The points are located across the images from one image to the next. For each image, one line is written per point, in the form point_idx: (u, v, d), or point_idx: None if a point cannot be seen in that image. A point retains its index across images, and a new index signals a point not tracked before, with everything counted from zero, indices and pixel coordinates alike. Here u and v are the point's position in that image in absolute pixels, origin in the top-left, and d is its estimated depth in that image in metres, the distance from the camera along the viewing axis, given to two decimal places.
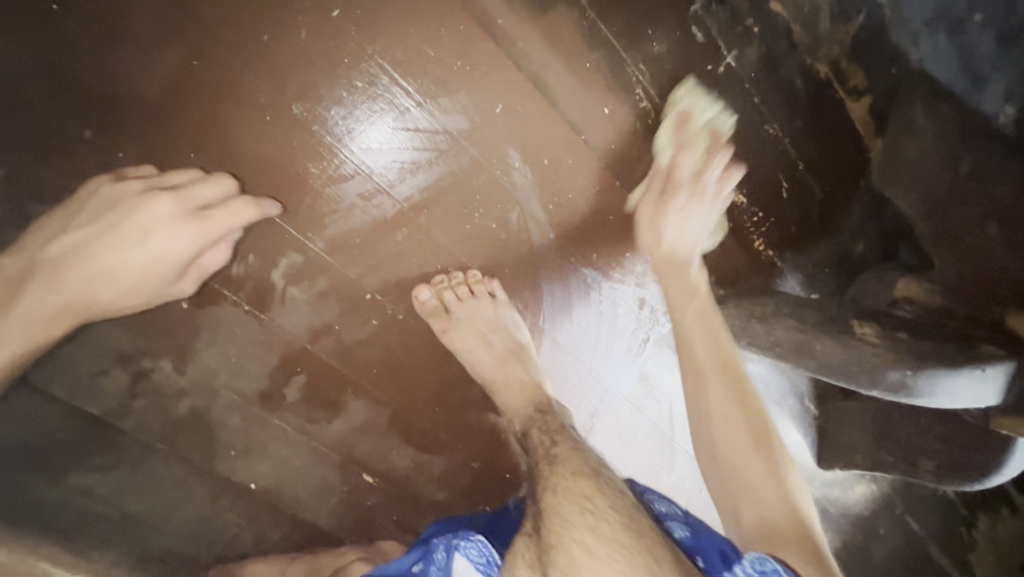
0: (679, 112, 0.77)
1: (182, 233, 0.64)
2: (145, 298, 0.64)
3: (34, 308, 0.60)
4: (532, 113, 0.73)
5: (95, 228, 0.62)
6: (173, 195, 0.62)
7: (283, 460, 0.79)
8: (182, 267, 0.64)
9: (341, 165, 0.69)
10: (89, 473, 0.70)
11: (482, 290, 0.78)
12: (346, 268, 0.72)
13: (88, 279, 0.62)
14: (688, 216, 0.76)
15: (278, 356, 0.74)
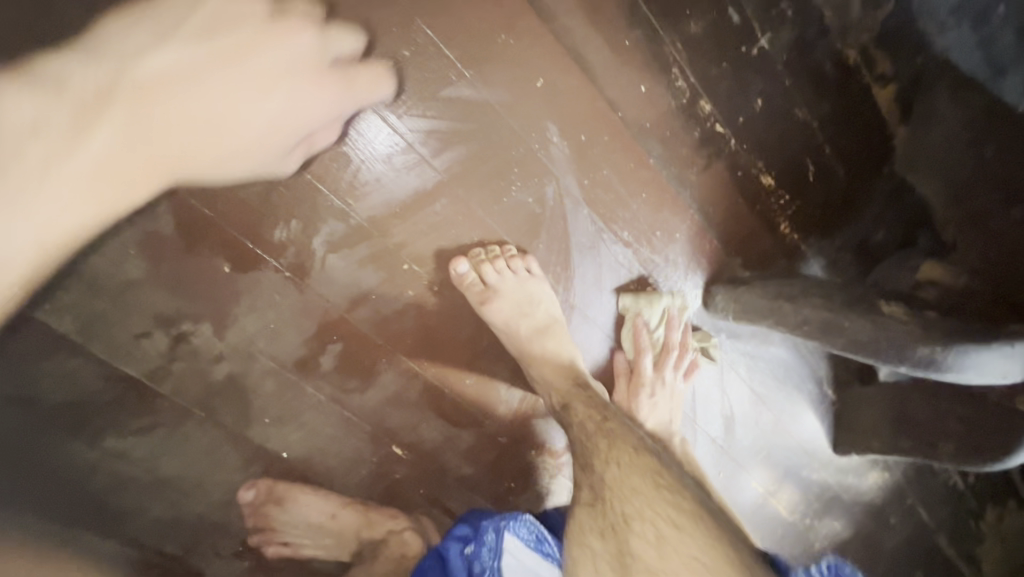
0: (631, 317, 0.87)
1: (311, 95, 0.65)
2: (252, 163, 0.65)
3: (148, 141, 0.59)
4: (571, 88, 0.75)
5: (219, 61, 0.61)
6: (315, 46, 0.64)
7: (315, 429, 0.79)
8: (293, 143, 0.66)
9: (381, 140, 0.70)
10: (124, 436, 0.71)
11: (518, 260, 0.78)
12: (387, 236, 0.74)
13: (205, 119, 0.61)
14: (653, 398, 0.89)
15: (315, 324, 0.74)
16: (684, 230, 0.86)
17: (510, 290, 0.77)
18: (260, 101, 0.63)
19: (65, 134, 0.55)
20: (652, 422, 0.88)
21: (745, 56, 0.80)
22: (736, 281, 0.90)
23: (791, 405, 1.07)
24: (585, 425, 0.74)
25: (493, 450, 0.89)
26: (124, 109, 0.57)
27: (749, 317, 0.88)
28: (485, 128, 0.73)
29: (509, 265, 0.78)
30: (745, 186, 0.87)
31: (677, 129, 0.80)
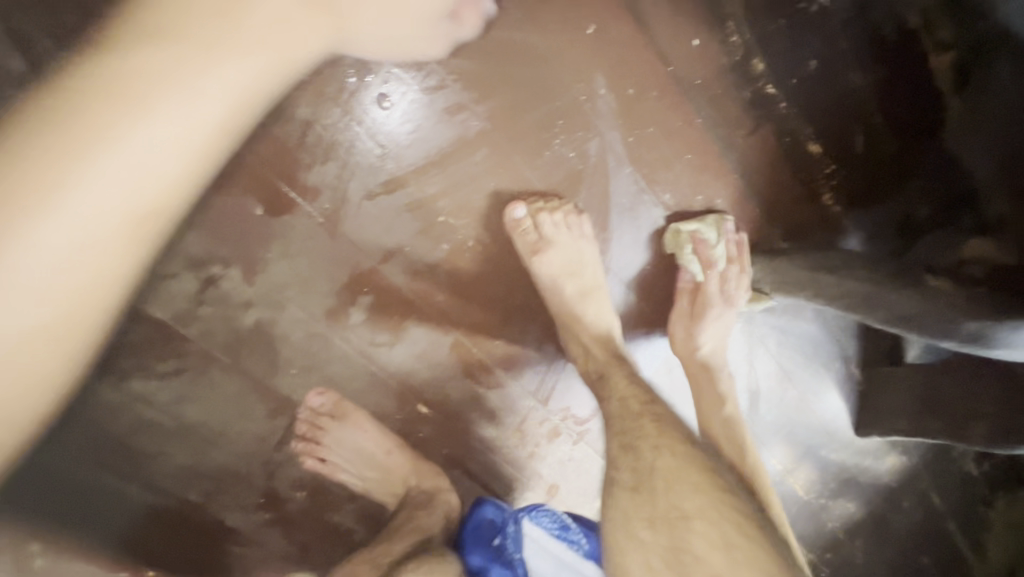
0: (689, 236, 0.80)
1: None
2: (403, 46, 0.66)
3: (286, 43, 0.63)
4: (622, 38, 0.72)
5: None
6: None
7: (342, 382, 0.78)
8: (441, 24, 0.66)
9: (377, 126, 0.68)
10: (151, 379, 0.70)
11: (563, 215, 0.75)
12: (425, 184, 0.71)
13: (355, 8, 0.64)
14: (716, 323, 0.81)
15: (347, 274, 0.72)
16: (726, 196, 0.83)
17: (555, 244, 0.75)
18: None
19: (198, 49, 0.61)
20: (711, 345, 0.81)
21: (803, 13, 0.77)
22: (774, 252, 0.88)
23: (816, 382, 1.06)
24: (622, 397, 0.70)
25: (517, 412, 0.88)
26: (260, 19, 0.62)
27: (786, 287, 0.86)
28: (532, 75, 0.70)
29: (556, 215, 0.75)
30: (790, 152, 0.84)
31: (726, 87, 0.78)
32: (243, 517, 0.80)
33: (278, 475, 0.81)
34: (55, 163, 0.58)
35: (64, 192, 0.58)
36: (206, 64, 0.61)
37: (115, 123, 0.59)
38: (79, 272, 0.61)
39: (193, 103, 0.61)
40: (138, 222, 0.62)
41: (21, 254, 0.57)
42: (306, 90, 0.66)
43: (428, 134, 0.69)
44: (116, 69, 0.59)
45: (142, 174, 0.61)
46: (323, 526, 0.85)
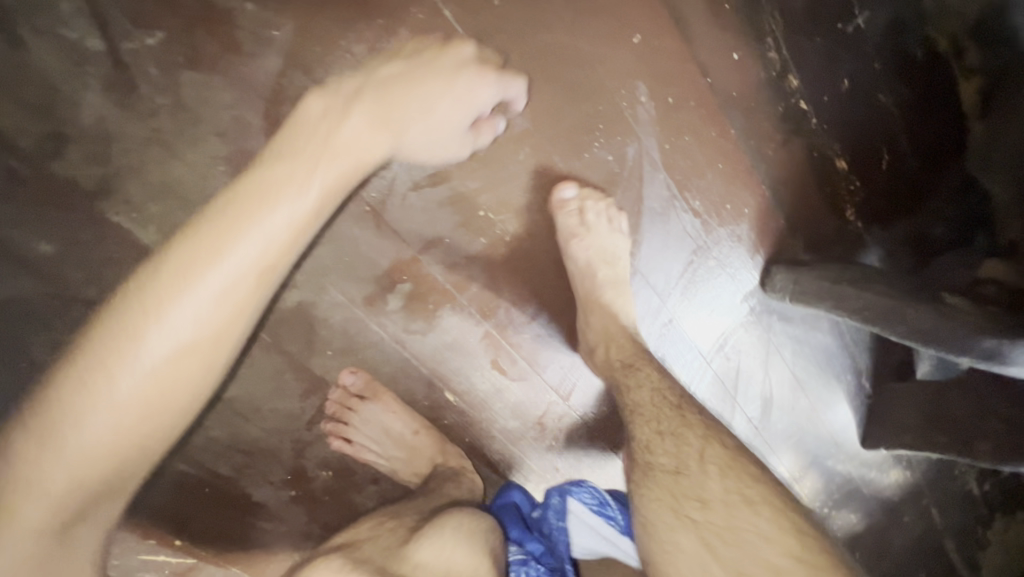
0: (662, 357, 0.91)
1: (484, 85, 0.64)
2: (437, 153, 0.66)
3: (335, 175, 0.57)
4: (666, 49, 0.74)
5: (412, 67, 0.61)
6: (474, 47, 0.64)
7: (375, 366, 0.81)
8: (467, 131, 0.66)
9: None
10: None
11: (604, 212, 0.77)
12: (468, 179, 0.74)
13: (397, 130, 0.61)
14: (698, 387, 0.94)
15: (388, 262, 0.75)
16: (754, 207, 0.87)
17: (595, 236, 0.76)
18: (435, 102, 0.62)
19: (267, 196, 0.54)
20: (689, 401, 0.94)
21: (840, 33, 0.80)
22: (796, 263, 0.90)
23: (828, 392, 1.08)
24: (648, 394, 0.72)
25: (538, 406, 0.91)
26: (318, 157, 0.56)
27: (807, 300, 0.87)
28: (577, 79, 0.72)
29: (605, 209, 0.77)
30: (817, 166, 0.87)
31: (761, 101, 0.80)
32: (269, 492, 0.83)
33: (306, 454, 0.84)
34: (182, 291, 0.52)
35: (179, 325, 0.51)
36: (299, 187, 0.55)
37: (234, 242, 0.53)
38: (157, 398, 0.52)
39: (274, 213, 0.54)
40: (210, 346, 0.54)
41: (141, 378, 0.51)
42: None
43: None
44: (259, 193, 0.54)
45: (225, 291, 0.53)
46: (344, 507, 0.88)
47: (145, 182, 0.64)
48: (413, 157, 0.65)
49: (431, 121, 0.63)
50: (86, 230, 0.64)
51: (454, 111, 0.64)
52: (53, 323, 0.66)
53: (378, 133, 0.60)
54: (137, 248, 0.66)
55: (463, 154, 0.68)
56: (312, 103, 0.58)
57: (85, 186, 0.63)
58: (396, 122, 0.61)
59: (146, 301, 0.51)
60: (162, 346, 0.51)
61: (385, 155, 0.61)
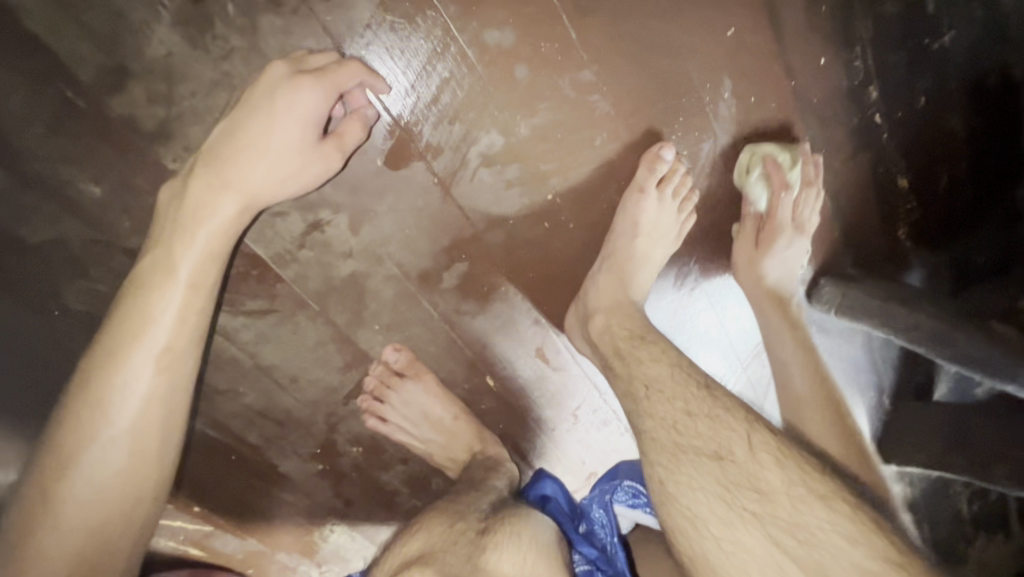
0: (761, 161, 0.76)
1: (306, 97, 0.59)
2: (300, 174, 0.62)
3: (212, 237, 0.62)
4: (757, 45, 0.72)
5: (236, 116, 0.59)
6: (286, 62, 0.58)
7: (420, 343, 0.78)
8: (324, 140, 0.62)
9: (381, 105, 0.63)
10: (237, 316, 0.69)
11: (672, 209, 0.77)
12: (542, 160, 0.71)
13: (244, 173, 0.62)
14: (784, 256, 0.81)
15: (449, 238, 0.72)
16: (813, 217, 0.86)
17: (652, 230, 0.76)
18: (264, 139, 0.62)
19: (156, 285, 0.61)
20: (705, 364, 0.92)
21: (924, 48, 0.78)
22: (845, 277, 0.90)
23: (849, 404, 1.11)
24: None
25: (575, 397, 0.89)
26: (186, 233, 0.61)
27: (854, 314, 0.87)
28: (666, 67, 0.70)
29: (674, 194, 0.76)
30: (878, 183, 0.87)
31: (837, 112, 0.79)
32: (296, 464, 0.80)
33: (338, 430, 0.81)
34: (88, 421, 0.58)
35: (96, 445, 0.58)
36: (176, 284, 0.61)
37: (128, 358, 0.60)
38: (100, 501, 0.59)
39: (155, 317, 0.61)
40: (134, 442, 0.60)
41: (78, 500, 0.57)
42: (454, 45, 0.62)
43: (556, 111, 0.68)
44: (138, 306, 0.60)
45: (131, 397, 0.60)
46: (369, 483, 0.86)
47: (209, 130, 0.60)
48: (271, 199, 0.63)
49: (265, 156, 0.62)
50: (140, 175, 0.60)
51: (289, 142, 0.63)
52: (93, 271, 0.63)
53: (217, 199, 0.61)
54: None
55: (333, 164, 0.62)
56: (161, 194, 0.60)
57: (144, 127, 0.58)
58: (231, 178, 0.62)
59: (56, 444, 0.58)
60: (82, 472, 0.58)
61: (235, 209, 0.62)
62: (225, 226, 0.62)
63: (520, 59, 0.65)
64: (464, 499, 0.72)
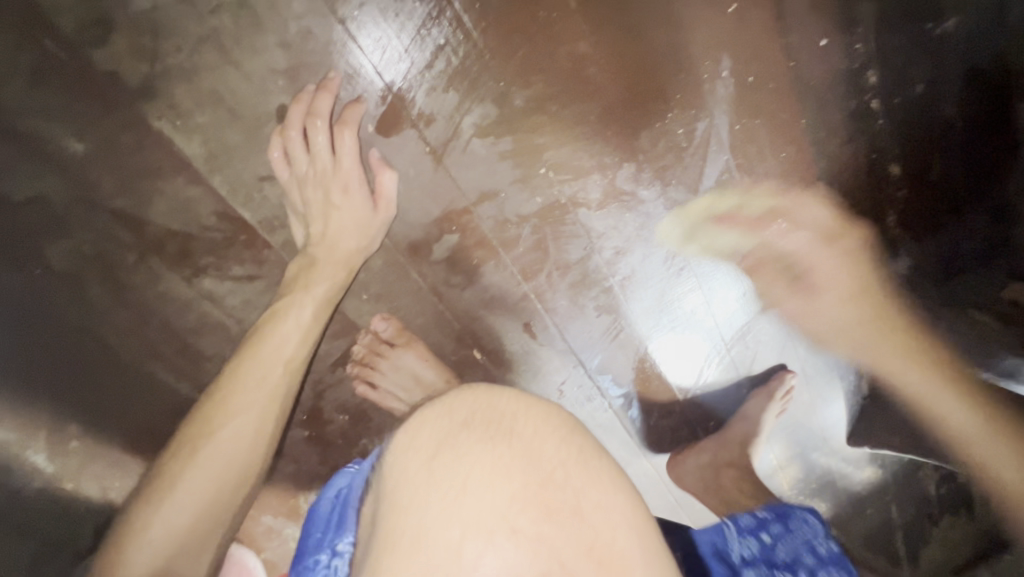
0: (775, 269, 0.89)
1: (346, 180, 0.66)
2: (359, 237, 0.69)
3: (320, 281, 0.69)
4: (758, 23, 0.72)
5: (292, 217, 0.68)
6: (289, 169, 0.64)
7: (409, 314, 0.79)
8: (370, 198, 0.68)
9: (376, 65, 0.62)
10: (224, 280, 0.69)
11: (681, 202, 0.81)
12: (536, 134, 0.70)
13: (326, 252, 0.68)
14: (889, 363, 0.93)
15: (440, 209, 0.71)
16: (804, 200, 0.87)
17: (646, 221, 0.81)
18: (317, 228, 0.68)
19: (282, 310, 0.69)
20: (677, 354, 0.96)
21: (925, 34, 0.76)
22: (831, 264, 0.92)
23: (828, 389, 1.12)
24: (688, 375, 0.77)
25: (562, 374, 0.91)
26: (303, 279, 0.69)
27: None
28: (665, 42, 0.69)
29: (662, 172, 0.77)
30: (869, 170, 0.89)
31: (834, 94, 0.80)
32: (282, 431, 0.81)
33: (324, 398, 0.82)
34: (220, 412, 0.69)
35: (222, 450, 0.69)
36: (293, 323, 0.70)
37: (260, 367, 0.69)
38: (217, 484, 0.70)
39: (277, 348, 0.70)
40: (250, 450, 0.72)
41: (199, 495, 0.68)
42: (449, 11, 0.61)
43: (553, 82, 0.67)
44: (266, 327, 0.69)
45: (250, 413, 0.70)
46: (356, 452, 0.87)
47: (195, 89, 0.58)
48: (327, 245, 0.68)
49: (347, 231, 0.68)
50: (124, 132, 0.58)
51: (347, 220, 0.68)
52: (75, 230, 0.62)
53: (325, 267, 0.69)
54: (180, 161, 0.61)
55: (390, 215, 0.69)
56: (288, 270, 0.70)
57: (128, 82, 0.56)
58: (331, 251, 0.68)
59: (196, 425, 0.69)
60: (206, 472, 0.69)
61: (332, 272, 0.70)
62: (334, 274, 0.70)
63: (518, 27, 0.64)
64: None
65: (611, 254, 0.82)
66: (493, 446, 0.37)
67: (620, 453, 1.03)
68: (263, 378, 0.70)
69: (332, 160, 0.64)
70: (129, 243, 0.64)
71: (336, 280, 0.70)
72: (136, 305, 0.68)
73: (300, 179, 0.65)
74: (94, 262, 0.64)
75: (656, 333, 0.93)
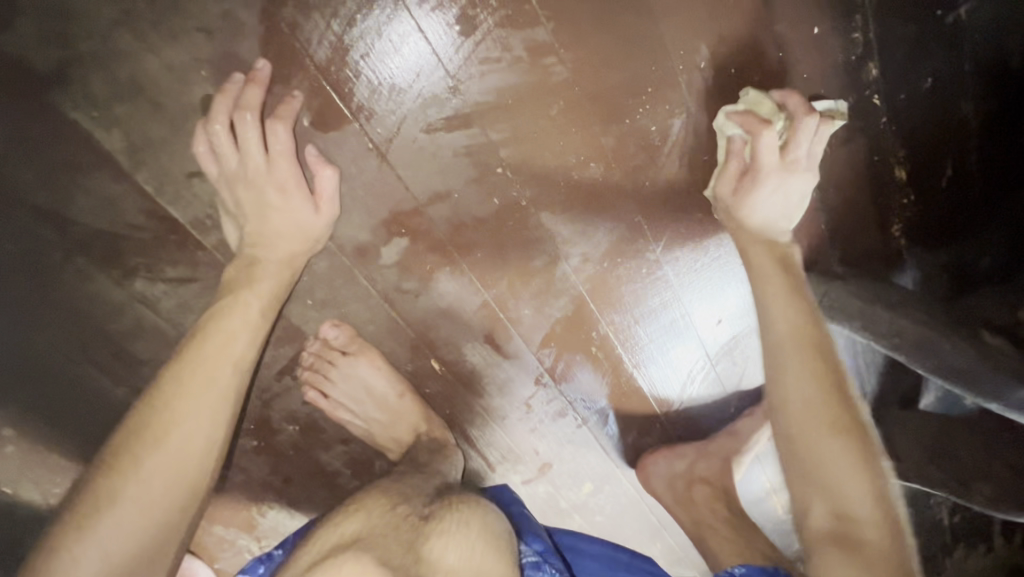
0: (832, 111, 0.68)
1: (281, 179, 0.61)
2: (298, 237, 0.64)
3: (265, 277, 0.64)
4: (737, 9, 0.66)
5: (228, 213, 0.63)
6: (218, 165, 0.59)
7: (359, 321, 0.74)
8: (307, 196, 0.62)
9: (311, 49, 0.56)
10: (157, 283, 0.66)
11: (654, 206, 0.74)
12: (491, 129, 0.64)
13: (258, 250, 0.64)
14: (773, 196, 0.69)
15: (387, 210, 0.66)
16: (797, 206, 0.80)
17: (617, 226, 0.74)
18: (254, 226, 0.63)
19: (227, 303, 0.63)
20: (764, 220, 0.71)
21: (936, 20, 0.74)
22: (831, 275, 0.82)
23: None
24: None
25: (528, 387, 0.84)
26: (243, 276, 0.63)
27: (834, 314, 0.81)
28: (632, 29, 0.63)
29: (634, 174, 0.71)
30: (872, 174, 0.81)
31: (831, 90, 0.73)
32: None
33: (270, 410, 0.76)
34: (162, 418, 0.60)
35: (164, 464, 0.59)
36: (240, 320, 0.63)
37: (211, 364, 0.62)
38: (157, 504, 0.59)
39: (225, 345, 0.63)
40: (199, 463, 0.62)
41: (130, 517, 0.57)
42: None
43: (506, 74, 0.62)
44: (209, 321, 0.63)
45: (196, 419, 0.61)
46: (309, 465, 0.82)
47: (112, 78, 0.54)
48: (262, 244, 0.64)
49: (282, 235, 0.63)
50: (34, 124, 0.54)
51: (284, 219, 0.63)
52: None
53: (270, 264, 0.64)
54: (99, 155, 0.57)
55: (328, 215, 0.63)
56: (227, 271, 0.64)
57: (37, 70, 0.52)
58: (264, 256, 0.64)
59: (131, 433, 0.59)
60: (145, 488, 0.58)
61: (275, 271, 0.65)
62: (276, 269, 0.65)
63: (464, 11, 0.58)
64: (412, 481, 0.75)
65: (579, 260, 0.76)
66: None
67: (595, 472, 0.96)
68: (216, 376, 0.62)
69: (266, 159, 0.60)
70: (53, 241, 0.60)
71: (281, 279, 0.65)
72: (63, 308, 0.64)
73: (231, 177, 0.60)
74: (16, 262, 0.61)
75: (653, 346, 0.87)
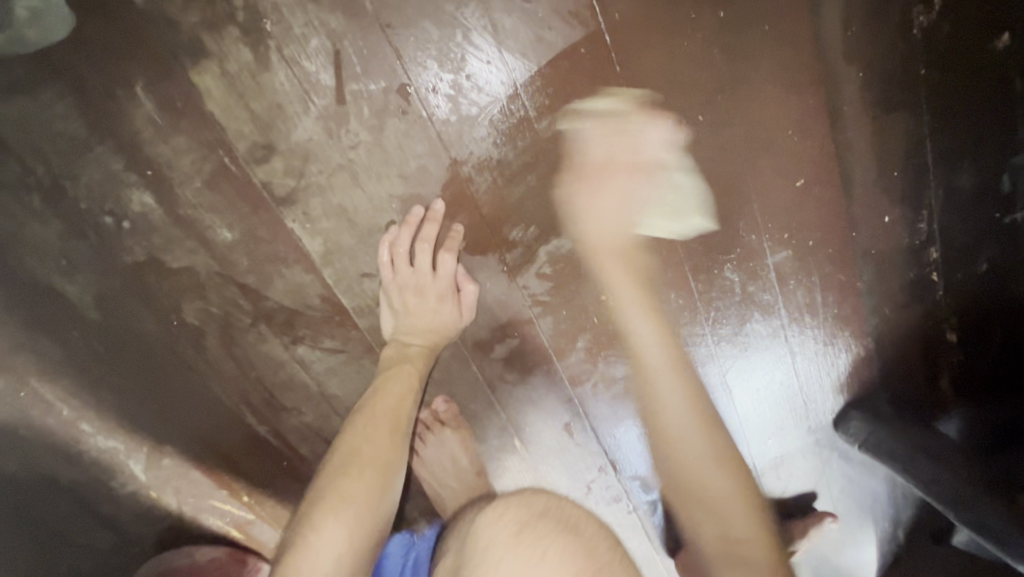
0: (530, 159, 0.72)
1: (438, 289, 0.75)
2: (442, 332, 0.78)
3: (416, 355, 0.78)
4: (818, 195, 0.79)
5: (391, 308, 0.77)
6: (392, 272, 0.74)
7: (462, 400, 0.87)
8: (456, 304, 0.76)
9: (478, 198, 0.72)
10: (316, 350, 0.81)
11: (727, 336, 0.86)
12: (601, 266, 0.78)
13: (407, 338, 0.77)
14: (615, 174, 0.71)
15: (506, 318, 0.80)
16: (851, 353, 0.92)
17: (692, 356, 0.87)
18: (407, 320, 0.77)
19: (399, 370, 0.77)
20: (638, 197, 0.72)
21: (992, 221, 0.81)
22: (877, 415, 0.93)
23: (858, 529, 1.09)
24: None
25: (593, 472, 0.95)
26: (400, 354, 0.77)
27: (878, 455, 0.90)
28: (731, 201, 0.77)
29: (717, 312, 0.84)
30: (922, 338, 0.92)
31: (894, 263, 0.85)
32: None
33: None
34: (356, 455, 0.72)
35: (360, 497, 0.70)
36: (407, 382, 0.76)
37: (388, 414, 0.75)
38: (361, 533, 0.69)
39: (398, 401, 0.76)
40: (383, 498, 0.72)
41: (352, 535, 0.68)
42: (544, 163, 0.72)
43: None
44: (383, 382, 0.76)
45: (382, 459, 0.73)
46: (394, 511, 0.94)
47: (327, 202, 0.70)
48: (411, 333, 0.77)
49: (430, 330, 0.77)
50: (265, 228, 0.71)
51: (431, 319, 0.76)
52: (210, 296, 0.75)
53: (416, 348, 0.78)
54: (302, 253, 0.73)
55: (466, 319, 0.77)
56: (386, 351, 0.77)
57: (277, 192, 0.69)
58: (413, 342, 0.77)
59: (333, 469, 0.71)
60: (360, 511, 0.69)
61: (422, 354, 0.78)
62: (428, 347, 0.78)
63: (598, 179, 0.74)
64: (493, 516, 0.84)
65: None
66: (566, 536, 0.63)
67: (637, 555, 1.06)
68: (391, 420, 0.75)
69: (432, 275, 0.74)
70: (247, 308, 0.76)
71: (427, 359, 0.78)
72: (241, 359, 0.80)
73: (401, 284, 0.74)
74: (218, 321, 0.77)
75: None
